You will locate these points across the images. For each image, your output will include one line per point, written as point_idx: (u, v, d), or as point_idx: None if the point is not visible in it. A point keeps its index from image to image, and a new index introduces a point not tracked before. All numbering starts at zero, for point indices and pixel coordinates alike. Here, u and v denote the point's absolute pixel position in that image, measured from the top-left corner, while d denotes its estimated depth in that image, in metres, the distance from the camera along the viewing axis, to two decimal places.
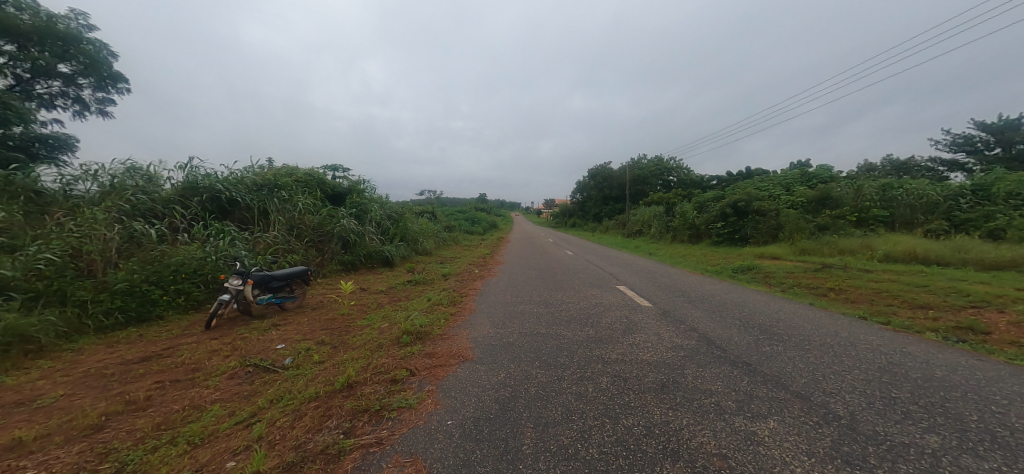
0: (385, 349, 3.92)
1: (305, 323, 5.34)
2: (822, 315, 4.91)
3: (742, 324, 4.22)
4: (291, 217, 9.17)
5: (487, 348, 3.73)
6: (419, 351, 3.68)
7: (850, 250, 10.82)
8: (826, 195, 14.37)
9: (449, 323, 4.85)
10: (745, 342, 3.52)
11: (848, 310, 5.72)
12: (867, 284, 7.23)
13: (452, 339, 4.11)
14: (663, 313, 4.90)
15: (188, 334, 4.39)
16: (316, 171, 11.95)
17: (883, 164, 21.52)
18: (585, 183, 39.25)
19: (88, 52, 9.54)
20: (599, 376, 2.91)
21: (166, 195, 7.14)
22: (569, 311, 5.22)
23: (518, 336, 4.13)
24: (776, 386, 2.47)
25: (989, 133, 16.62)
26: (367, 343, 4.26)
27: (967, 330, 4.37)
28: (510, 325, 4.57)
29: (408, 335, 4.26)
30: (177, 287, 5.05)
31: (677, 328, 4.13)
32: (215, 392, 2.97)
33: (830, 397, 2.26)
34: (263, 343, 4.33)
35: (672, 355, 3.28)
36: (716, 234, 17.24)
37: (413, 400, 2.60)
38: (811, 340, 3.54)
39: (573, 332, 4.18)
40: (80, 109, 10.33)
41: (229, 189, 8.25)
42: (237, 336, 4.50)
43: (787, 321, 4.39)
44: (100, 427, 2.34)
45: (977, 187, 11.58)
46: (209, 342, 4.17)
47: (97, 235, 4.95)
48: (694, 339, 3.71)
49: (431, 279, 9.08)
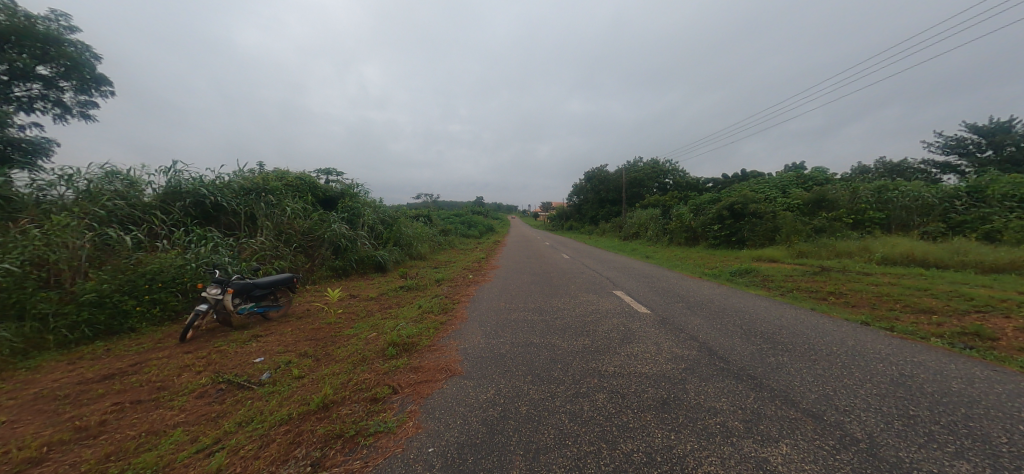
0: (368, 362, 3.69)
1: (289, 334, 5.12)
2: (825, 320, 4.75)
3: (744, 332, 4.07)
4: (280, 222, 8.96)
5: (477, 361, 3.53)
6: (403, 365, 3.45)
7: (847, 252, 10.75)
8: (822, 197, 14.30)
9: (439, 332, 4.66)
10: (748, 352, 3.36)
11: (850, 315, 5.59)
12: (868, 288, 7.10)
13: (440, 351, 3.89)
14: (661, 320, 4.73)
15: (160, 348, 4.14)
16: (306, 175, 11.73)
17: (876, 166, 21.65)
18: (581, 187, 39.30)
19: (69, 54, 9.34)
20: (596, 392, 2.72)
21: (147, 201, 6.89)
22: (565, 318, 5.04)
23: (510, 347, 3.94)
24: (784, 404, 2.29)
25: (981, 136, 16.73)
26: (350, 356, 4.03)
27: (972, 336, 4.26)
28: (502, 335, 4.39)
29: (394, 347, 4.04)
30: (153, 297, 4.86)
31: (676, 337, 3.94)
32: (179, 415, 2.75)
33: (845, 416, 2.08)
34: (241, 357, 4.10)
35: (672, 366, 3.10)
36: (713, 237, 17.19)
37: (393, 423, 2.38)
38: (817, 349, 3.37)
39: (569, 342, 3.99)
40: (63, 112, 10.08)
41: (214, 194, 8.01)
42: (213, 349, 4.26)
43: (790, 328, 4.24)
44: (40, 460, 2.11)
45: (972, 189, 11.56)
46: (182, 356, 3.93)
47: (65, 243, 4.69)
48: (694, 349, 3.54)
49: (425, 284, 8.87)
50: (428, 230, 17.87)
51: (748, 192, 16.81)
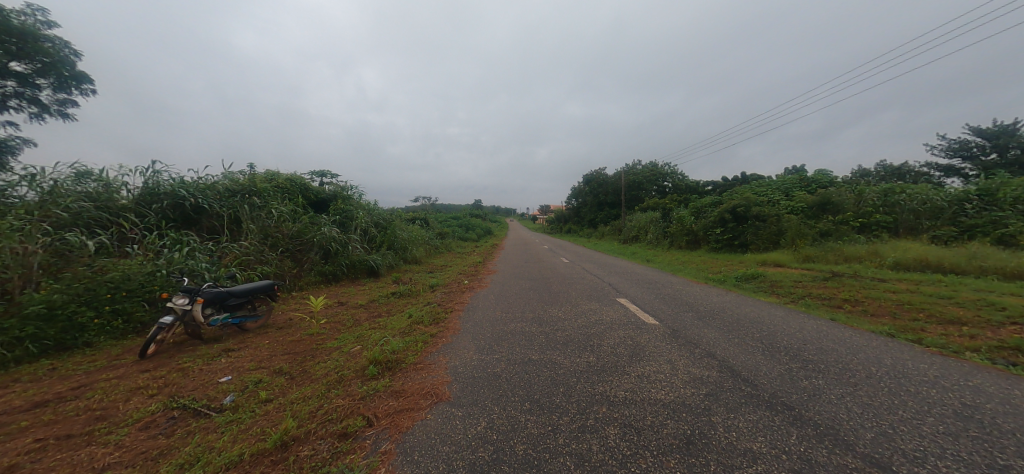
0: (345, 384, 3.26)
1: (265, 347, 4.69)
2: (851, 333, 4.35)
3: (765, 347, 3.66)
4: (266, 225, 8.54)
5: (468, 383, 3.11)
6: (384, 389, 3.03)
7: (857, 257, 10.39)
8: (826, 200, 13.97)
9: (428, 347, 4.23)
10: (776, 373, 2.96)
11: (872, 326, 5.20)
12: (885, 295, 6.72)
13: (426, 370, 3.47)
14: (672, 333, 4.32)
15: (114, 366, 3.70)
16: (297, 177, 11.34)
17: (878, 169, 21.43)
18: (580, 190, 39.06)
19: (45, 50, 8.93)
20: (606, 426, 2.32)
21: (119, 205, 6.48)
22: (567, 330, 4.63)
23: (505, 365, 3.53)
24: (837, 447, 1.88)
25: (985, 138, 16.49)
26: (327, 375, 3.61)
27: (1013, 351, 3.87)
28: (498, 350, 3.98)
29: (376, 365, 3.61)
30: (115, 307, 4.50)
31: (691, 354, 3.54)
32: (112, 454, 2.30)
33: (921, 467, 1.67)
34: (205, 376, 3.67)
35: (692, 392, 2.70)
36: (715, 240, 16.84)
37: (360, 470, 1.95)
38: (854, 370, 2.97)
39: (572, 360, 3.58)
40: (40, 111, 9.69)
41: (195, 196, 7.61)
42: (175, 367, 3.83)
43: (815, 343, 3.84)
44: None
45: (982, 192, 11.24)
46: (137, 376, 3.49)
47: (15, 248, 4.25)
48: (714, 369, 3.14)
49: (418, 290, 8.44)
50: (424, 233, 17.47)
51: (751, 195, 16.50)
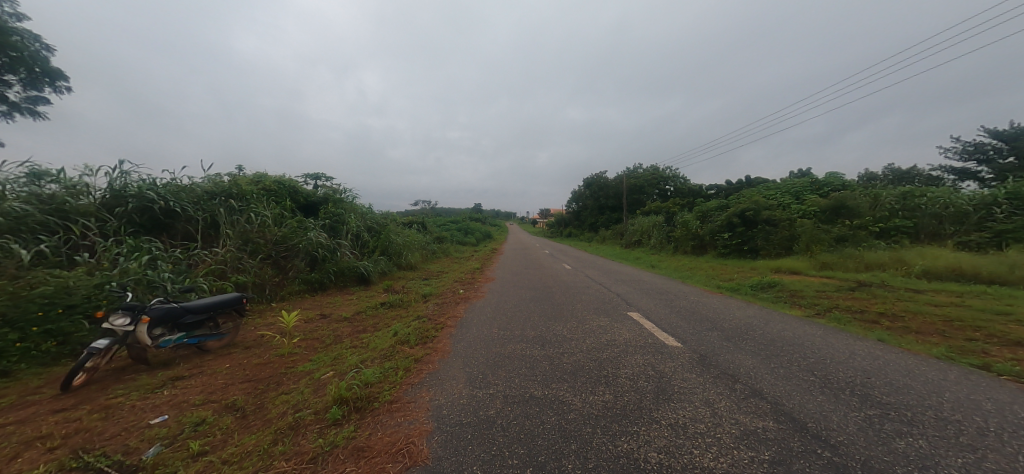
0: (297, 434, 2.57)
1: (223, 373, 4.01)
2: (911, 360, 3.67)
3: (821, 382, 2.99)
4: (247, 230, 7.89)
5: (453, 433, 2.44)
6: (343, 446, 2.34)
7: (879, 264, 9.74)
8: (841, 204, 13.30)
9: (410, 377, 3.55)
10: (851, 423, 2.29)
11: (925, 347, 4.51)
12: (925, 308, 6.04)
13: (403, 412, 2.79)
14: (700, 360, 3.64)
15: (23, 406, 3.02)
16: (286, 179, 10.69)
17: (886, 173, 20.82)
18: (580, 194, 38.49)
19: (13, 44, 8.36)
20: None
21: (74, 209, 5.80)
22: (574, 354, 3.96)
23: (501, 404, 2.85)
24: None
25: (1002, 141, 15.86)
26: (283, 416, 2.91)
27: None
28: (492, 381, 3.32)
29: (341, 405, 2.92)
30: (45, 328, 3.86)
31: (732, 392, 2.87)
32: None
33: None
34: (133, 417, 2.98)
35: (752, 457, 2.02)
36: (722, 246, 16.17)
37: None
38: (956, 419, 2.28)
39: (585, 398, 2.91)
40: (9, 109, 9.10)
41: (165, 198, 6.91)
42: (102, 405, 3.15)
43: (878, 375, 3.17)
44: None
45: (1011, 196, 10.41)
46: (46, 420, 2.82)
47: None
48: (768, 416, 2.46)
49: (409, 300, 7.76)
50: (420, 237, 16.79)
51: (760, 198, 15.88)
